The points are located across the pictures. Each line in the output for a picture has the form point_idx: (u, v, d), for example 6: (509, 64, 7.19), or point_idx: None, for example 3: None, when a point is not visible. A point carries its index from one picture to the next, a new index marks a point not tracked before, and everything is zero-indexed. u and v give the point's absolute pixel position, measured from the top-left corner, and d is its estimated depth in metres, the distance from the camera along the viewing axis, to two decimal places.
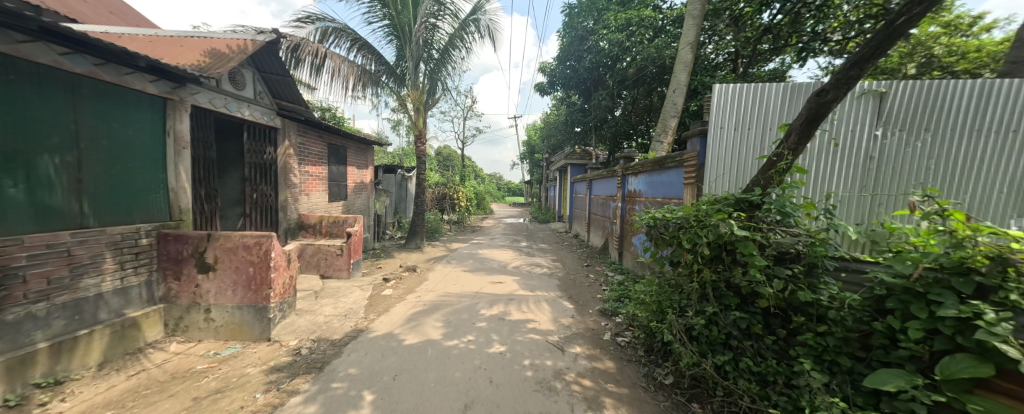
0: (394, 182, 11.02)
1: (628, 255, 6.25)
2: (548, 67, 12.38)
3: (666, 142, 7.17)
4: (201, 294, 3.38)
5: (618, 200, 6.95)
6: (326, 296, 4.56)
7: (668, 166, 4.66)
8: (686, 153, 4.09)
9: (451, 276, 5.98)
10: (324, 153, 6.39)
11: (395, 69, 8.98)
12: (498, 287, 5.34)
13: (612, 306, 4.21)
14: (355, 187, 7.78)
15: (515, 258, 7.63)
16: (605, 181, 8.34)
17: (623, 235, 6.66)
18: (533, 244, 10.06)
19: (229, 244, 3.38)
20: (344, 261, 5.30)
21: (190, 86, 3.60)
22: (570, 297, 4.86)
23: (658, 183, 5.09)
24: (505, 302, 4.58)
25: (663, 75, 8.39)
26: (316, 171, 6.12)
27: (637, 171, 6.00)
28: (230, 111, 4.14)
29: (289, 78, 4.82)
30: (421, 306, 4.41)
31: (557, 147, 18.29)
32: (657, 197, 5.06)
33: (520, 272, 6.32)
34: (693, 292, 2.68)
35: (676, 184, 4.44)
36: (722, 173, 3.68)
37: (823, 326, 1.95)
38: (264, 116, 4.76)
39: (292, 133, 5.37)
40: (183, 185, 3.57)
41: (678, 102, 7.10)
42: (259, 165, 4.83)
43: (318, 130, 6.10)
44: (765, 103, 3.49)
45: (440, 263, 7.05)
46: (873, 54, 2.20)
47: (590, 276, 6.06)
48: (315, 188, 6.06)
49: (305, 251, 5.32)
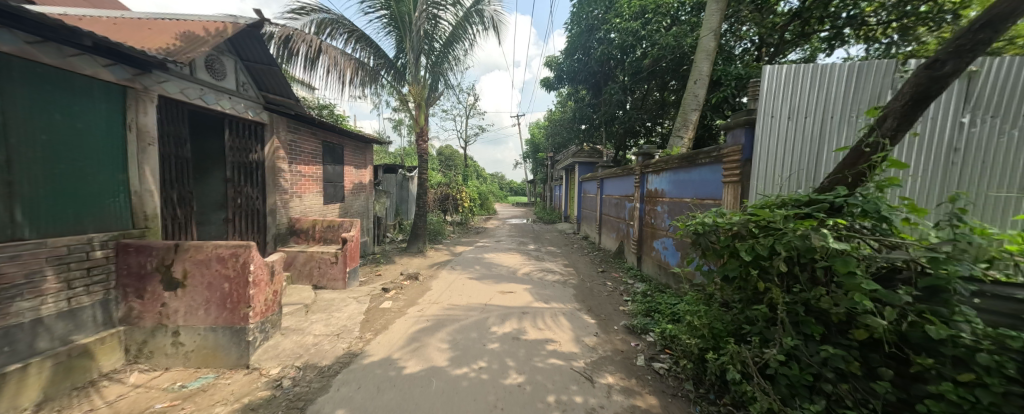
0: (395, 183, 10.55)
1: (649, 261, 5.74)
2: (555, 61, 11.83)
3: (687, 137, 6.63)
4: (168, 314, 2.89)
5: (635, 201, 6.43)
6: (318, 311, 4.08)
7: (699, 162, 4.16)
8: (726, 147, 3.58)
9: (456, 285, 5.48)
10: (318, 151, 5.91)
11: (394, 63, 8.47)
12: (508, 297, 4.84)
13: (641, 322, 3.71)
14: (352, 188, 7.31)
15: (524, 263, 7.13)
16: (620, 180, 7.80)
17: (642, 238, 6.16)
18: (541, 247, 9.55)
19: (199, 256, 2.90)
20: (339, 270, 4.83)
21: (157, 74, 3.13)
22: (589, 311, 4.35)
23: (686, 181, 4.58)
24: (517, 317, 4.08)
25: (679, 67, 7.84)
26: (310, 171, 5.65)
27: (659, 169, 5.48)
28: (207, 103, 3.66)
29: (276, 68, 4.31)
30: (424, 322, 3.92)
31: (563, 145, 17.74)
32: (686, 197, 4.56)
33: (530, 280, 5.82)
34: (760, 317, 2.19)
35: (712, 183, 3.93)
36: (774, 169, 3.17)
37: (968, 374, 1.44)
38: (248, 110, 4.27)
39: (280, 129, 4.87)
40: (149, 188, 3.09)
41: (699, 94, 6.58)
42: (244, 165, 4.36)
43: (311, 127, 5.60)
44: (830, 87, 2.95)
45: (443, 269, 6.55)
46: (1014, 12, 1.68)
47: (608, 284, 5.55)
48: (308, 189, 5.59)
49: (297, 259, 4.84)
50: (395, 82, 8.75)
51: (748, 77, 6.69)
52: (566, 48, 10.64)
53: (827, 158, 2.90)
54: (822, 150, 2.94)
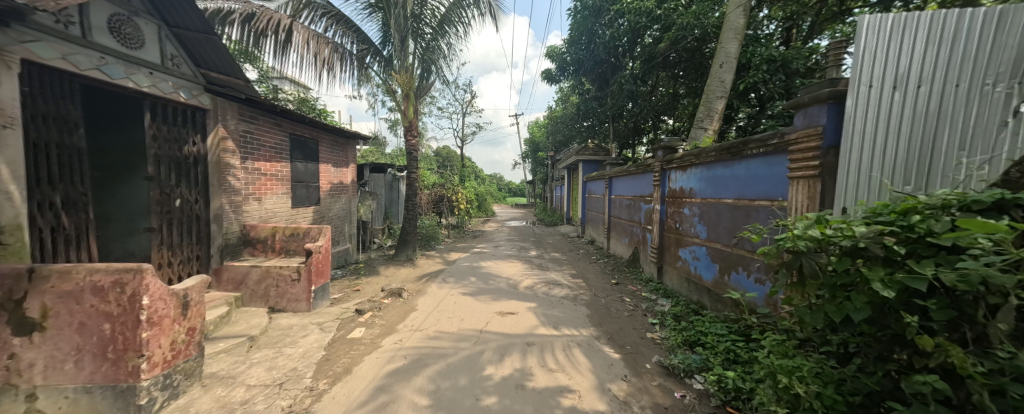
0: (384, 183, 9.68)
1: (674, 274, 4.90)
2: (557, 51, 11.00)
3: (712, 129, 5.81)
4: (19, 370, 2.02)
5: (653, 203, 5.60)
6: (265, 346, 3.18)
7: (748, 153, 3.35)
8: (795, 132, 2.74)
9: (446, 304, 4.59)
10: (284, 146, 5.04)
11: (380, 51, 7.64)
12: (509, 321, 3.95)
13: (683, 360, 2.84)
14: (331, 190, 6.44)
15: (526, 274, 6.25)
16: (632, 178, 6.96)
17: (663, 245, 5.31)
18: (543, 252, 8.69)
19: (65, 287, 2.02)
20: (302, 289, 3.96)
21: (17, 28, 2.25)
22: (610, 341, 3.47)
23: (727, 179, 3.76)
24: (521, 351, 3.20)
25: (699, 53, 7.15)
26: (272, 169, 4.76)
27: (686, 164, 4.65)
28: (110, 77, 2.77)
29: (214, 37, 3.38)
30: (401, 360, 3.02)
31: (564, 143, 16.91)
32: (727, 198, 3.74)
33: (534, 296, 4.94)
34: (930, 395, 1.32)
35: (771, 180, 3.08)
36: (866, 158, 2.31)
37: None
38: (179, 90, 3.39)
39: (230, 116, 3.97)
40: (6, 188, 2.19)
41: (726, 79, 5.76)
42: (176, 161, 3.46)
43: (275, 115, 4.72)
44: (964, 43, 2.00)
45: (433, 283, 5.67)
46: None
47: (627, 302, 4.69)
48: (269, 191, 4.71)
49: (249, 276, 3.91)
50: (383, 73, 7.90)
51: (781, 60, 5.95)
52: (570, 35, 9.83)
53: (947, 143, 2.02)
54: (939, 132, 2.05)
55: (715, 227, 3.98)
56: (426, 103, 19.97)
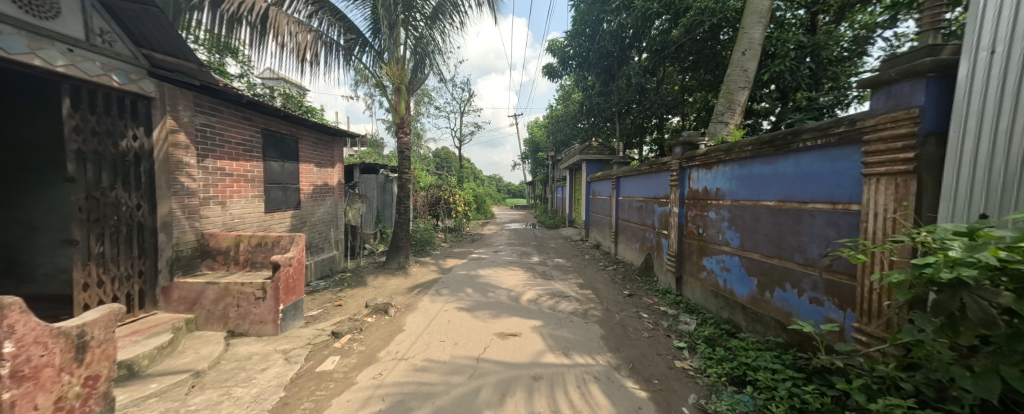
0: (376, 185, 9.07)
1: (697, 286, 4.34)
2: (557, 45, 10.50)
3: (733, 123, 5.25)
4: None
5: (670, 205, 5.04)
6: (211, 384, 2.58)
7: (799, 146, 2.78)
8: (871, 119, 2.18)
9: (438, 322, 4.01)
10: (255, 142, 4.46)
11: (369, 41, 7.08)
12: (511, 345, 3.37)
13: (728, 403, 2.27)
14: (313, 192, 5.85)
15: (528, 285, 5.66)
16: (644, 178, 6.39)
17: (682, 253, 4.75)
18: (546, 258, 8.11)
19: None
20: (268, 310, 3.38)
21: None
22: (633, 373, 2.87)
23: (766, 177, 3.21)
24: (526, 389, 2.60)
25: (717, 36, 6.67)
26: (237, 168, 4.18)
27: (711, 162, 4.10)
28: (8, 51, 2.19)
29: (153, 11, 2.75)
30: (377, 403, 2.42)
31: (566, 142, 16.36)
32: (768, 201, 3.18)
33: (540, 312, 4.36)
34: None
35: (833, 178, 2.50)
36: (986, 148, 1.71)
37: None
38: (111, 73, 2.81)
39: (182, 105, 3.38)
40: None
41: (750, 67, 5.21)
42: (107, 159, 2.87)
43: (240, 106, 4.13)
44: None
45: (425, 295, 5.08)
46: None
47: (646, 319, 4.10)
48: (234, 194, 4.12)
49: (204, 295, 3.32)
50: (371, 65, 7.32)
51: (811, 46, 5.42)
52: (573, 27, 9.32)
53: None
54: None
55: (750, 234, 3.43)
56: (423, 102, 19.44)
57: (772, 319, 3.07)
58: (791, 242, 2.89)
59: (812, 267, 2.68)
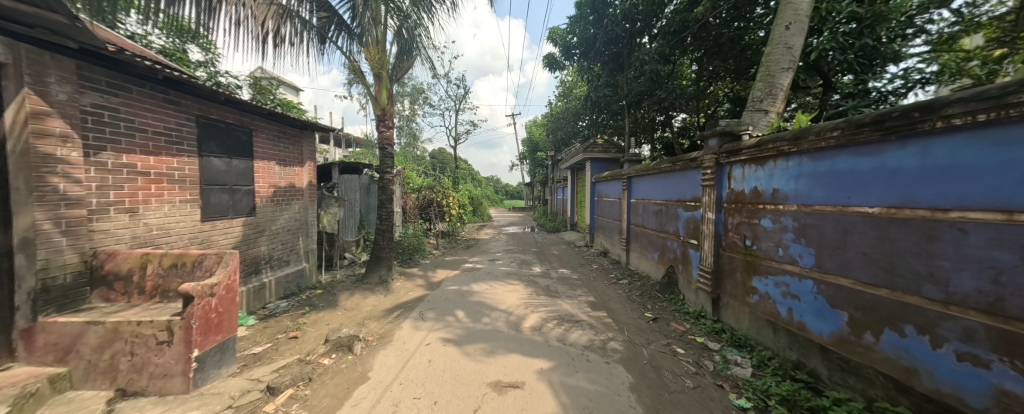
0: (359, 186, 8.12)
1: (744, 312, 3.45)
2: (559, 33, 9.66)
3: (776, 111, 4.38)
4: None
5: (703, 210, 4.15)
6: None
7: (933, 128, 1.88)
8: None
9: (415, 364, 3.07)
10: (184, 132, 3.53)
11: (346, 22, 6.18)
12: (511, 404, 2.46)
13: None
14: (274, 196, 4.90)
15: (530, 305, 4.73)
16: (663, 178, 5.50)
17: (721, 269, 3.85)
18: (550, 268, 7.20)
19: None
20: (175, 359, 2.45)
21: None
22: None
23: (861, 173, 2.32)
24: None
25: (750, 8, 5.83)
26: (154, 164, 3.25)
27: (763, 155, 3.22)
28: None
29: None
30: None
31: (566, 140, 15.51)
32: (866, 207, 2.29)
33: (547, 346, 3.44)
34: None
35: (1004, 174, 1.62)
36: None
37: None
38: None
39: (55, 72, 2.48)
40: None
41: (797, 43, 4.33)
42: None
43: (156, 81, 3.22)
44: None
45: (406, 321, 4.15)
46: None
47: (684, 357, 3.20)
48: (148, 198, 3.20)
49: (82, 339, 2.39)
50: (349, 49, 6.39)
51: (870, 17, 4.48)
52: (577, 12, 8.51)
53: None
54: None
55: (832, 251, 2.54)
56: (417, 101, 18.63)
57: (878, 373, 2.19)
58: (913, 268, 2.00)
59: (961, 307, 1.79)
